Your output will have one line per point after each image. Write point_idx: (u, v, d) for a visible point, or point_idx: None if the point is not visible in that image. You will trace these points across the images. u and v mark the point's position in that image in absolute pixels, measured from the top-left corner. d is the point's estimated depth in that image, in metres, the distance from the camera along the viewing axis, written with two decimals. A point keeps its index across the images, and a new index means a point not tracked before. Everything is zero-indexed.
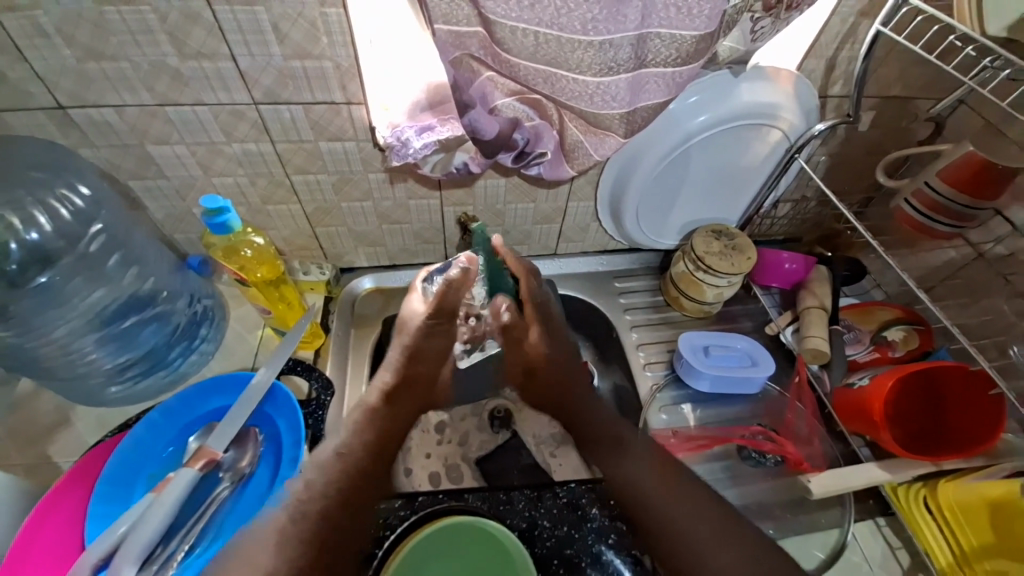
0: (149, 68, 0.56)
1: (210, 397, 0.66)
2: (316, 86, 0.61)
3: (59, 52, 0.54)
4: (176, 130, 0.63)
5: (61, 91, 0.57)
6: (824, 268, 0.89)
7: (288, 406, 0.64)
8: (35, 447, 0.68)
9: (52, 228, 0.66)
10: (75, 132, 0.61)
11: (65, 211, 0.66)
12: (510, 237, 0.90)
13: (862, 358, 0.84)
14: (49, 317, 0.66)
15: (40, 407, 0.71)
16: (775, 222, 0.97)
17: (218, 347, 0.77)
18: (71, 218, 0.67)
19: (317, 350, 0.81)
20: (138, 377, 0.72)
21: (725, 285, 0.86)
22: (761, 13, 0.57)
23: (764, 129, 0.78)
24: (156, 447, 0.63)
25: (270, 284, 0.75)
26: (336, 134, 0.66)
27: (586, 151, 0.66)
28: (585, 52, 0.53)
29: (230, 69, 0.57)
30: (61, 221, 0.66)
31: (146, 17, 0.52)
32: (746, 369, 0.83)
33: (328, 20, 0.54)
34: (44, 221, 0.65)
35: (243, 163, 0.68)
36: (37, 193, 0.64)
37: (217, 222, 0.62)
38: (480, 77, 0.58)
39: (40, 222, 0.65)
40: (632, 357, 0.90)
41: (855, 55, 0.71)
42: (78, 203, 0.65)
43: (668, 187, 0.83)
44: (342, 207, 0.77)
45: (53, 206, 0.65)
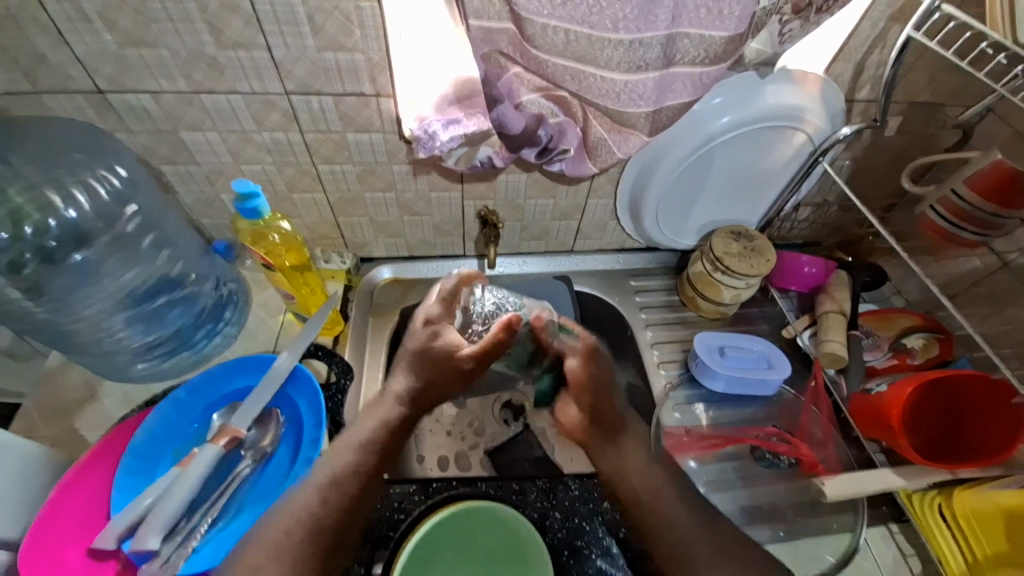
0: (187, 56, 0.58)
1: (233, 377, 0.68)
2: (346, 77, 0.62)
3: (101, 38, 0.55)
4: (209, 117, 0.64)
5: (100, 76, 0.59)
6: (843, 273, 0.89)
7: (309, 389, 0.66)
8: (64, 420, 0.70)
9: (90, 207, 0.68)
10: (113, 116, 0.63)
11: (104, 189, 0.68)
12: (528, 232, 0.91)
13: (880, 365, 0.83)
14: (82, 291, 0.68)
15: (70, 381, 0.73)
16: (796, 224, 0.96)
17: (241, 331, 0.79)
18: (109, 197, 0.69)
19: (336, 336, 0.83)
20: (164, 356, 0.74)
21: (743, 287, 0.86)
22: (790, 16, 0.58)
23: (788, 131, 0.78)
24: (181, 424, 0.65)
25: (296, 270, 0.77)
26: (363, 125, 0.67)
27: (609, 148, 0.67)
28: (615, 50, 0.53)
29: (265, 59, 0.59)
30: (99, 199, 0.68)
31: (187, 7, 0.54)
32: (762, 371, 0.83)
33: (362, 13, 0.56)
34: (83, 199, 0.67)
35: (272, 152, 0.70)
36: (78, 172, 0.66)
37: (247, 207, 0.63)
38: (508, 72, 0.59)
39: (78, 200, 0.67)
40: (647, 355, 0.90)
41: (886, 58, 0.70)
42: (115, 183, 0.68)
43: (689, 187, 0.83)
44: (366, 197, 0.79)
45: (93, 184, 0.67)
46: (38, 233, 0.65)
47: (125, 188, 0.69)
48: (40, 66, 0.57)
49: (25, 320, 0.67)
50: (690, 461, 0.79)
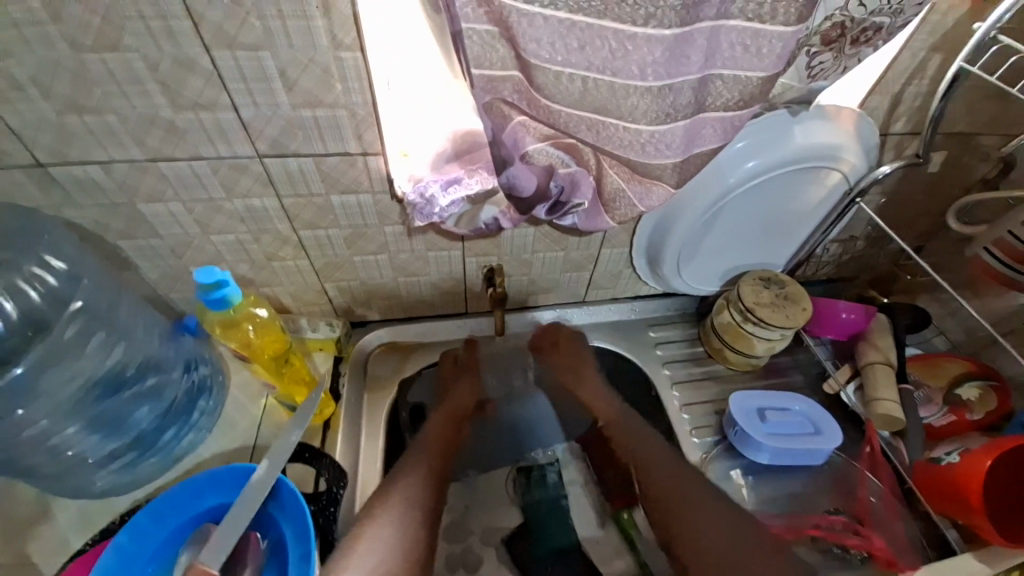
0: (139, 121, 0.49)
1: (205, 494, 0.57)
2: (329, 136, 0.53)
3: (36, 106, 0.47)
4: (170, 186, 0.56)
5: (39, 148, 0.50)
6: (885, 317, 0.81)
7: (295, 507, 0.55)
8: (6, 545, 0.59)
9: (15, 319, 0.56)
10: (57, 191, 0.54)
11: (37, 291, 0.57)
12: (536, 286, 0.82)
13: (937, 422, 0.74)
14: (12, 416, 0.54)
15: (13, 499, 0.62)
16: (822, 265, 0.87)
17: (217, 421, 0.68)
18: (43, 300, 0.57)
19: (326, 421, 0.71)
20: (128, 466, 0.62)
21: (777, 339, 0.78)
22: (820, 47, 0.52)
23: (823, 171, 0.71)
24: (139, 560, 0.54)
25: (274, 360, 0.65)
26: (350, 186, 0.59)
27: (629, 201, 0.57)
28: (641, 98, 0.45)
29: (231, 120, 0.50)
30: (28, 307, 0.57)
31: (135, 66, 0.45)
32: (812, 438, 0.74)
33: (343, 65, 0.48)
34: (9, 308, 0.56)
35: (246, 220, 0.61)
36: (4, 276, 0.55)
37: (213, 297, 0.54)
38: (511, 122, 0.51)
39: (2, 310, 0.55)
40: (678, 424, 0.80)
41: (925, 89, 0.64)
42: (51, 282, 0.57)
43: (715, 235, 0.76)
44: (354, 261, 0.70)
45: (21, 288, 0.56)
46: None
47: (61, 285, 0.57)
48: None
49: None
50: None
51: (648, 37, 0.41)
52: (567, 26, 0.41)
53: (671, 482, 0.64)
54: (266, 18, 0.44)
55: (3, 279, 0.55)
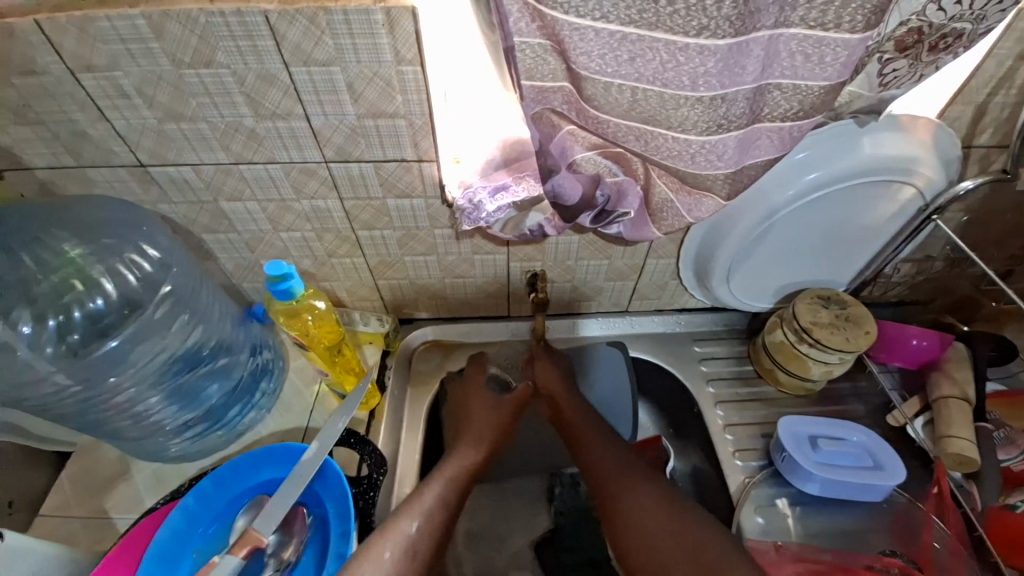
0: (225, 128, 0.55)
1: (262, 467, 0.63)
2: (387, 143, 0.57)
3: (140, 113, 0.54)
4: (248, 187, 0.62)
5: (142, 150, 0.58)
6: (964, 346, 0.74)
7: (339, 488, 0.59)
8: (95, 497, 0.68)
9: (117, 293, 0.63)
10: (154, 188, 0.62)
11: (134, 276, 0.63)
12: (579, 292, 0.82)
13: (1017, 467, 0.66)
14: (107, 381, 0.62)
15: (104, 456, 0.71)
16: (890, 286, 0.80)
17: (275, 402, 0.74)
18: (138, 284, 0.63)
19: (372, 411, 0.76)
20: (198, 435, 0.69)
21: (836, 362, 0.73)
22: (894, 54, 0.49)
23: (894, 185, 0.66)
24: (202, 521, 0.60)
25: (329, 349, 0.70)
26: (405, 190, 0.63)
27: (677, 211, 0.57)
28: (692, 108, 0.45)
29: (303, 128, 0.55)
30: (129, 286, 0.63)
31: (224, 80, 0.51)
32: (868, 472, 0.69)
33: (404, 78, 0.51)
34: (111, 287, 0.62)
35: (311, 219, 0.66)
36: (108, 258, 0.62)
37: (279, 289, 0.59)
38: (561, 131, 0.52)
39: (105, 287, 0.62)
40: (719, 444, 0.77)
41: (1014, 100, 0.59)
42: (147, 268, 0.64)
43: (768, 248, 0.72)
44: (406, 260, 0.73)
45: (122, 271, 0.63)
46: (62, 326, 0.60)
47: (155, 271, 0.64)
48: (83, 142, 0.57)
49: (55, 409, 0.62)
50: None
51: (701, 48, 0.41)
52: (618, 38, 0.42)
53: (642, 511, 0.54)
54: (338, 36, 0.48)
55: (105, 263, 0.62)
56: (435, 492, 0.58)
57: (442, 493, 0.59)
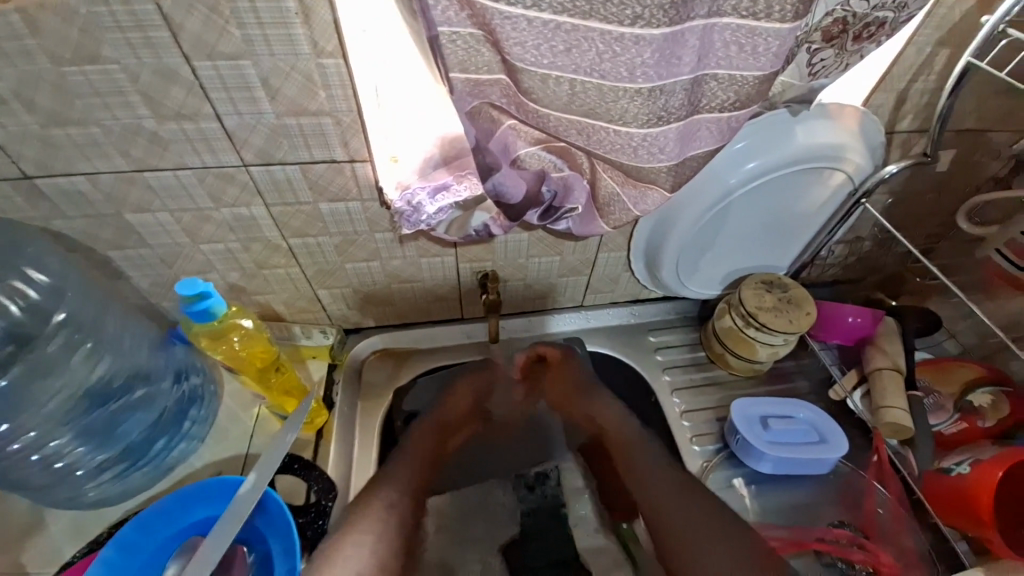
0: (122, 132, 0.49)
1: (194, 507, 0.57)
2: (314, 144, 0.53)
3: (16, 118, 0.46)
4: (157, 198, 0.55)
5: (25, 161, 0.50)
6: (893, 321, 0.78)
7: (283, 523, 0.55)
8: (2, 556, 0.60)
9: (1, 330, 0.56)
10: (45, 204, 0.54)
11: (17, 305, 0.57)
12: (532, 290, 0.81)
13: (948, 430, 0.71)
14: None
15: (6, 510, 0.62)
16: (827, 267, 0.84)
17: (210, 430, 0.68)
18: (24, 314, 0.57)
19: (318, 431, 0.71)
20: (117, 477, 0.62)
21: (781, 344, 0.76)
22: (821, 44, 0.50)
23: (826, 171, 0.68)
24: (127, 574, 0.54)
25: (263, 372, 0.65)
26: (339, 194, 0.58)
27: (624, 205, 0.56)
28: (631, 101, 0.43)
29: (215, 129, 0.50)
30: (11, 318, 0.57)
31: (116, 77, 0.45)
32: (816, 447, 0.72)
33: (325, 72, 0.47)
34: None
35: (235, 229, 0.60)
36: None
37: (197, 309, 0.53)
38: (502, 126, 0.50)
39: None
40: (678, 431, 0.79)
41: (933, 85, 0.62)
42: (33, 296, 0.57)
43: (714, 237, 0.73)
44: (346, 268, 0.69)
45: (3, 302, 0.56)
46: None
47: (43, 300, 0.58)
48: None
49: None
50: None
51: (637, 38, 0.39)
52: (552, 28, 0.40)
53: (665, 501, 0.67)
54: (245, 26, 0.43)
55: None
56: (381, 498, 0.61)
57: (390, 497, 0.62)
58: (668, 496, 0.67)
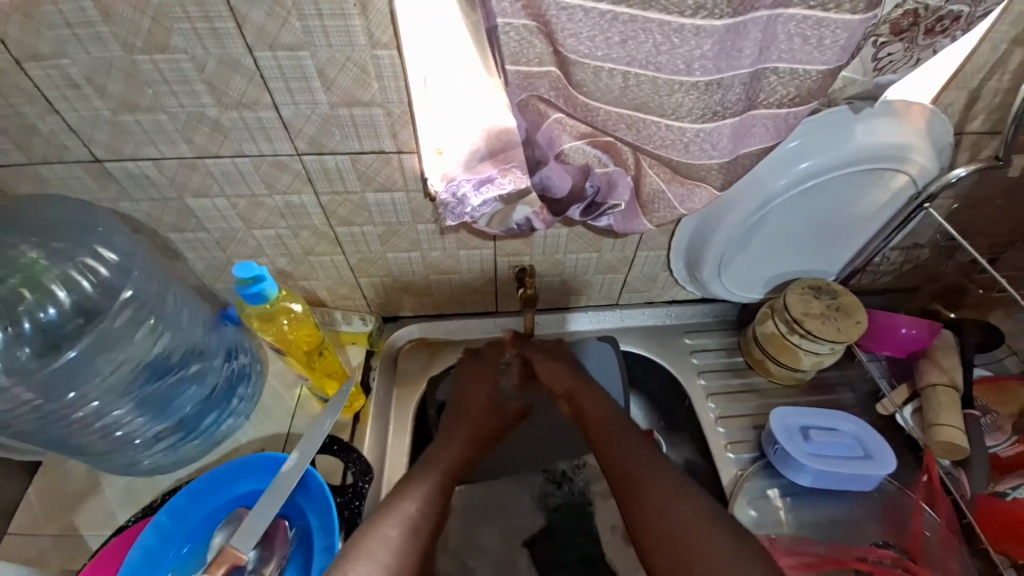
0: (187, 119, 0.51)
1: (240, 479, 0.60)
2: (364, 134, 0.54)
3: (93, 105, 0.50)
4: (216, 183, 0.58)
5: (100, 145, 0.53)
6: (951, 334, 0.74)
7: (321, 501, 0.57)
8: (67, 513, 0.64)
9: (70, 304, 0.59)
10: (114, 185, 0.57)
11: (88, 282, 0.60)
12: (568, 287, 0.80)
13: (1005, 453, 0.67)
14: (67, 397, 0.59)
15: (72, 471, 0.67)
16: (879, 274, 0.80)
17: (254, 408, 0.71)
18: (95, 290, 0.60)
19: (356, 414, 0.73)
20: (171, 447, 0.66)
21: (827, 352, 0.73)
22: (888, 38, 0.47)
23: (887, 173, 0.65)
24: (176, 540, 0.57)
25: (308, 353, 0.67)
26: (385, 184, 0.59)
27: (669, 203, 0.55)
28: (686, 94, 0.42)
29: (272, 118, 0.52)
30: (83, 294, 0.60)
31: (182, 67, 0.47)
32: (860, 463, 0.69)
33: (379, 63, 0.48)
34: (64, 296, 0.59)
35: (285, 216, 0.62)
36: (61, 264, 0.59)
37: (251, 292, 0.56)
38: (548, 119, 0.50)
39: (58, 297, 0.59)
40: (711, 437, 0.77)
41: (1007, 85, 0.58)
42: (102, 273, 0.60)
43: (761, 239, 0.71)
44: (388, 257, 0.70)
45: (75, 278, 0.59)
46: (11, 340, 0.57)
47: (112, 277, 0.60)
48: (32, 137, 0.52)
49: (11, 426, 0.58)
50: None
51: (697, 29, 0.38)
52: (609, 19, 0.39)
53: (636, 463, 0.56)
54: (305, 17, 0.44)
55: (58, 271, 0.59)
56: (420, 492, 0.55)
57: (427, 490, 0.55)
58: (661, 483, 0.53)
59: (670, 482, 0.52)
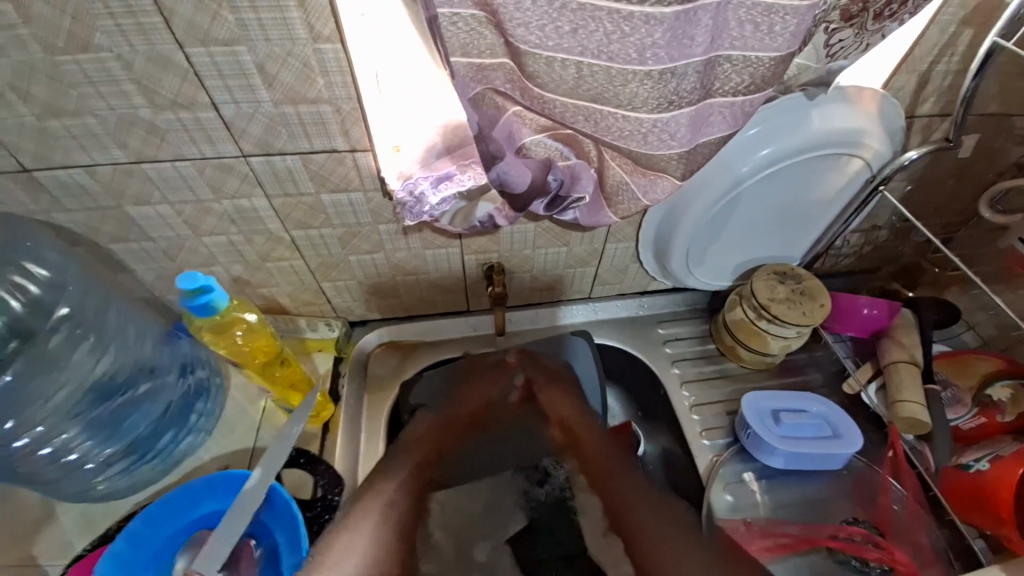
0: (119, 122, 0.48)
1: (201, 501, 0.58)
2: (314, 133, 0.51)
3: (12, 109, 0.46)
4: (157, 189, 0.54)
5: (23, 153, 0.49)
6: (909, 312, 0.76)
7: (288, 516, 0.55)
8: (16, 547, 0.60)
9: (2, 324, 0.57)
10: (45, 196, 0.53)
11: (18, 301, 0.57)
12: (539, 282, 0.79)
13: (966, 425, 0.69)
14: (4, 427, 0.55)
15: (19, 502, 0.63)
16: (841, 257, 0.81)
17: (216, 424, 0.68)
18: (25, 309, 0.57)
19: (326, 423, 0.71)
20: (127, 470, 0.62)
21: (793, 336, 0.74)
22: (839, 24, 0.47)
23: (843, 158, 0.66)
24: (134, 569, 0.54)
25: (266, 366, 0.65)
26: (341, 184, 0.57)
27: (633, 194, 0.54)
28: (641, 84, 0.41)
29: (213, 119, 0.49)
30: (13, 313, 0.57)
31: (109, 66, 0.44)
32: (829, 442, 0.70)
33: (323, 58, 0.45)
34: None
35: (236, 221, 0.59)
36: None
37: (197, 304, 0.53)
38: (507, 113, 0.48)
39: None
40: (687, 425, 0.77)
41: (956, 67, 0.59)
42: (33, 291, 0.58)
43: (725, 226, 0.71)
44: (350, 260, 0.68)
45: (4, 297, 0.56)
46: None
47: (44, 293, 0.58)
48: None
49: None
50: (752, 561, 0.67)
51: (647, 17, 0.37)
52: (558, 7, 0.38)
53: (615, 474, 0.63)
54: (239, 10, 0.41)
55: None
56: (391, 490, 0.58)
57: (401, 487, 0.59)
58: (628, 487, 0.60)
59: (648, 495, 0.59)
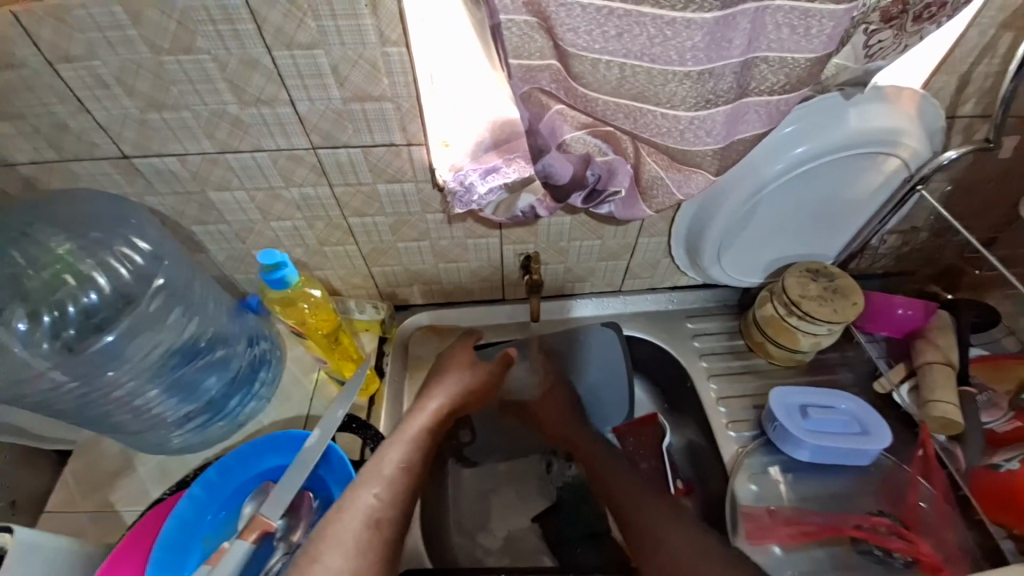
0: (209, 116, 0.55)
1: (265, 454, 0.64)
2: (376, 128, 0.57)
3: (121, 103, 0.53)
4: (236, 176, 0.61)
5: (125, 142, 0.56)
6: (947, 315, 0.75)
7: (344, 472, 0.62)
8: (101, 492, 0.69)
9: (111, 289, 0.63)
10: (140, 180, 0.61)
11: (126, 270, 0.63)
12: (573, 274, 0.83)
13: (1001, 428, 0.67)
14: (101, 380, 0.63)
15: (104, 451, 0.72)
16: (878, 257, 0.82)
17: (274, 392, 0.75)
18: (131, 276, 0.63)
19: (372, 397, 0.76)
20: (199, 427, 0.70)
21: (825, 334, 0.75)
22: (879, 25, 0.48)
23: (880, 156, 0.67)
24: (210, 507, 0.62)
25: (327, 337, 0.70)
26: (396, 175, 0.62)
27: (667, 188, 0.57)
28: (680, 84, 0.45)
29: (289, 114, 0.55)
30: (121, 279, 0.63)
31: (206, 66, 0.50)
32: (856, 438, 0.71)
33: (389, 60, 0.50)
34: (103, 281, 0.62)
35: (301, 207, 0.66)
36: (98, 252, 0.62)
37: (273, 277, 0.59)
38: (550, 111, 0.52)
39: (98, 282, 0.62)
40: (713, 416, 0.79)
41: (997, 68, 0.59)
42: None
43: (759, 223, 0.73)
44: (398, 246, 0.73)
45: (113, 264, 0.62)
46: (57, 322, 0.60)
47: (147, 264, 0.64)
48: (64, 135, 0.55)
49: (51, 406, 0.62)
50: (774, 548, 0.69)
51: (688, 22, 0.41)
52: (605, 14, 0.42)
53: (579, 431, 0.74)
54: (320, 19, 0.47)
55: (96, 257, 0.62)
56: (395, 456, 0.58)
57: (403, 458, 0.58)
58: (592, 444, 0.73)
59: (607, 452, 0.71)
